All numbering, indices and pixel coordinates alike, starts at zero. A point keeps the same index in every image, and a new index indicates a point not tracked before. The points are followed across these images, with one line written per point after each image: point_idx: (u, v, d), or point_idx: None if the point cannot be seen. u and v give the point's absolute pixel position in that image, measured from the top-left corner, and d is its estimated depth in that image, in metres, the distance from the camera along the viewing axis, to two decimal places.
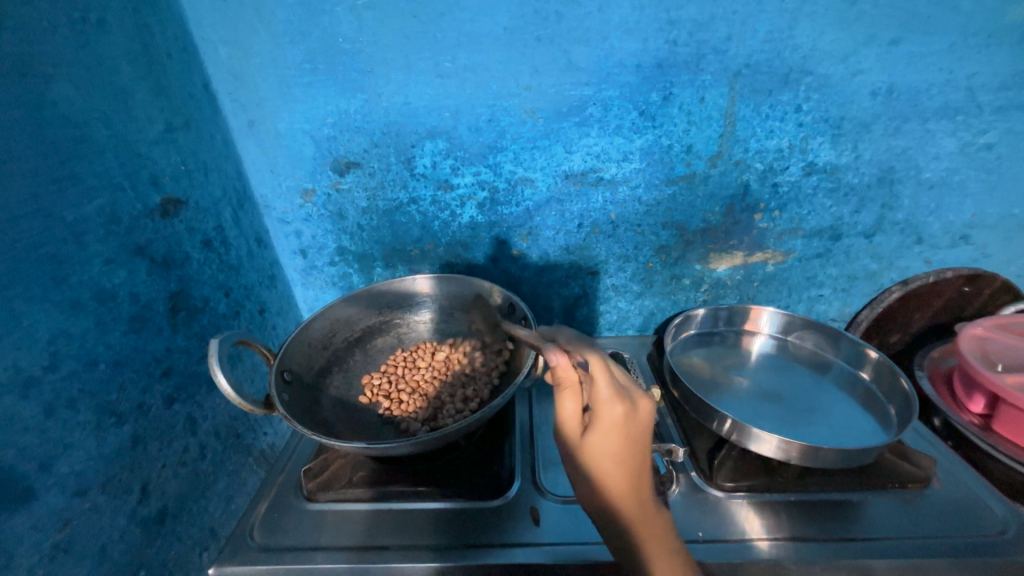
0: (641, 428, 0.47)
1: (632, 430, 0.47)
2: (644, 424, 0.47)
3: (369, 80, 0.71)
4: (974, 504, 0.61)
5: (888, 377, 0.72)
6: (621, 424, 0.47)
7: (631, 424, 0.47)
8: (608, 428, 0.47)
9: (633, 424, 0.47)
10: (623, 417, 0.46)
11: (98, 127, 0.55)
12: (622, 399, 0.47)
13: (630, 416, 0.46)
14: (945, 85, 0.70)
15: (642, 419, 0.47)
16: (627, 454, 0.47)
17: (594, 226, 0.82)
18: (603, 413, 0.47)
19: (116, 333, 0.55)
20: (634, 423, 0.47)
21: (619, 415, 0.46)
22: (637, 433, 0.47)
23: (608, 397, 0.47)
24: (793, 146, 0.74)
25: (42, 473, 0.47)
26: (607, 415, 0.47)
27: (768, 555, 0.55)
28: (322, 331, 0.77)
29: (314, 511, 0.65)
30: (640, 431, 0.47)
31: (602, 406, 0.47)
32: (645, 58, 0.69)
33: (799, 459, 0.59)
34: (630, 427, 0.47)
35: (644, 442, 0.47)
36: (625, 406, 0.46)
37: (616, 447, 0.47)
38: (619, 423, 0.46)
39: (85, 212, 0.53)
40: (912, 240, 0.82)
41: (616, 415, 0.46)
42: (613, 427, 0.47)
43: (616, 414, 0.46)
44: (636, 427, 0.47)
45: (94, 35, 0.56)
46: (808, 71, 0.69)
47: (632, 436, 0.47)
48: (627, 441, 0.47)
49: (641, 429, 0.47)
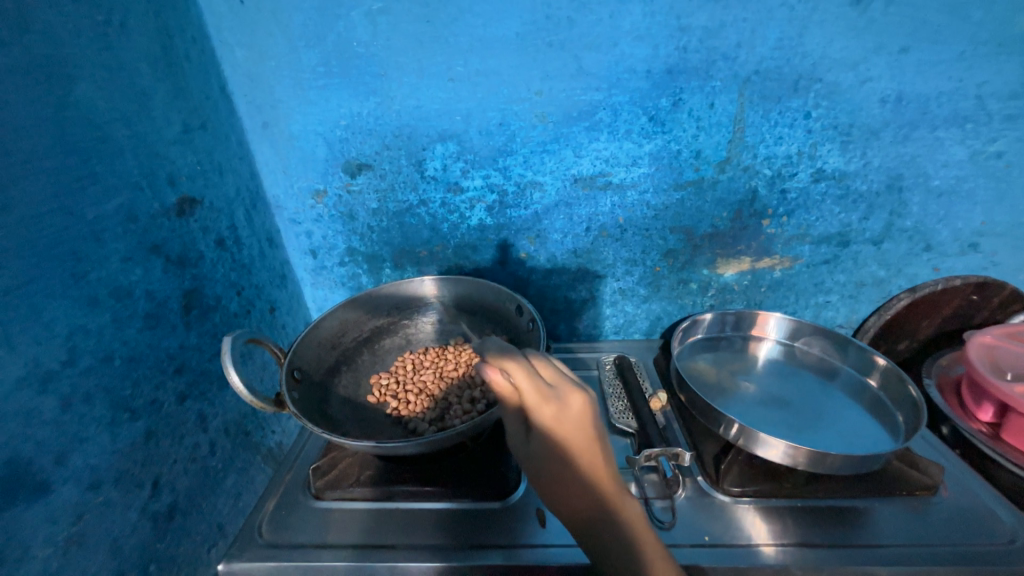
0: (580, 425, 0.44)
1: (567, 429, 0.44)
2: (582, 420, 0.44)
3: (382, 83, 0.72)
4: (983, 513, 0.61)
5: (896, 384, 0.72)
6: (556, 424, 0.43)
7: (564, 423, 0.44)
8: (545, 432, 0.44)
9: (568, 423, 0.44)
10: (556, 418, 0.43)
11: (118, 128, 0.57)
12: (549, 401, 0.43)
13: (562, 415, 0.44)
14: (955, 93, 0.70)
15: (578, 416, 0.44)
16: (573, 454, 0.44)
17: (603, 230, 0.82)
18: (537, 418, 0.44)
19: (132, 330, 0.56)
20: (570, 422, 0.44)
21: (550, 417, 0.43)
22: (578, 431, 0.44)
23: (536, 401, 0.44)
24: (801, 152, 0.74)
25: (59, 466, 0.48)
26: (540, 419, 0.44)
27: (774, 561, 0.55)
28: (332, 331, 0.78)
29: (321, 509, 0.65)
30: (579, 429, 0.44)
31: (535, 410, 0.44)
32: (655, 64, 0.69)
33: (806, 465, 0.59)
34: (566, 425, 0.44)
35: (588, 439, 0.44)
36: (554, 405, 0.43)
37: (558, 450, 0.44)
38: (555, 423, 0.44)
39: (104, 210, 0.54)
40: (920, 247, 0.82)
41: (548, 418, 0.43)
42: (548, 430, 0.44)
43: (549, 416, 0.43)
44: (574, 427, 0.44)
45: (116, 38, 0.57)
46: (818, 78, 0.70)
47: (571, 435, 0.44)
48: (567, 442, 0.44)
49: (579, 426, 0.44)
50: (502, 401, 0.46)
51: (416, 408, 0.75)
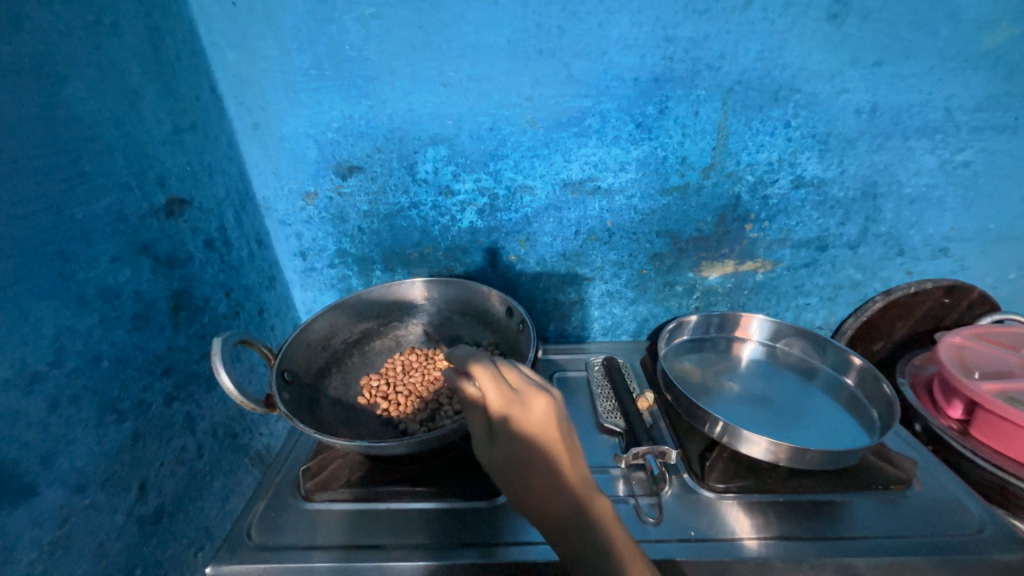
0: (541, 429, 0.46)
1: (530, 433, 0.46)
2: (545, 425, 0.46)
3: (374, 86, 0.73)
4: (953, 505, 0.63)
5: (872, 383, 0.74)
6: (519, 428, 0.46)
7: (526, 426, 0.46)
8: (508, 436, 0.46)
9: (529, 426, 0.46)
10: (518, 422, 0.46)
11: (108, 128, 0.56)
12: (510, 405, 0.46)
13: (524, 419, 0.46)
14: (925, 105, 0.73)
15: (540, 419, 0.46)
16: (537, 458, 0.46)
17: (591, 233, 0.84)
18: (500, 422, 0.46)
19: (120, 331, 0.56)
20: (530, 426, 0.46)
21: (513, 421, 0.46)
22: (541, 433, 0.46)
23: (499, 404, 0.46)
24: (782, 159, 0.77)
25: (44, 469, 0.47)
26: (502, 424, 0.46)
27: (758, 554, 0.57)
28: (322, 332, 0.78)
29: (311, 510, 0.65)
30: (542, 432, 0.46)
31: (498, 416, 0.46)
32: (642, 72, 0.71)
33: (787, 461, 0.61)
34: (528, 429, 0.46)
35: (551, 442, 0.46)
36: (515, 409, 0.46)
37: (523, 454, 0.46)
38: (518, 427, 0.46)
39: (94, 210, 0.53)
40: (894, 252, 0.85)
41: (512, 423, 0.46)
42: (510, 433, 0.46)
43: (512, 421, 0.46)
44: (534, 430, 0.46)
45: (106, 37, 0.57)
46: (797, 89, 0.72)
47: (533, 439, 0.46)
48: (530, 445, 0.46)
49: (542, 431, 0.46)
50: (471, 404, 0.49)
51: (407, 408, 0.76)
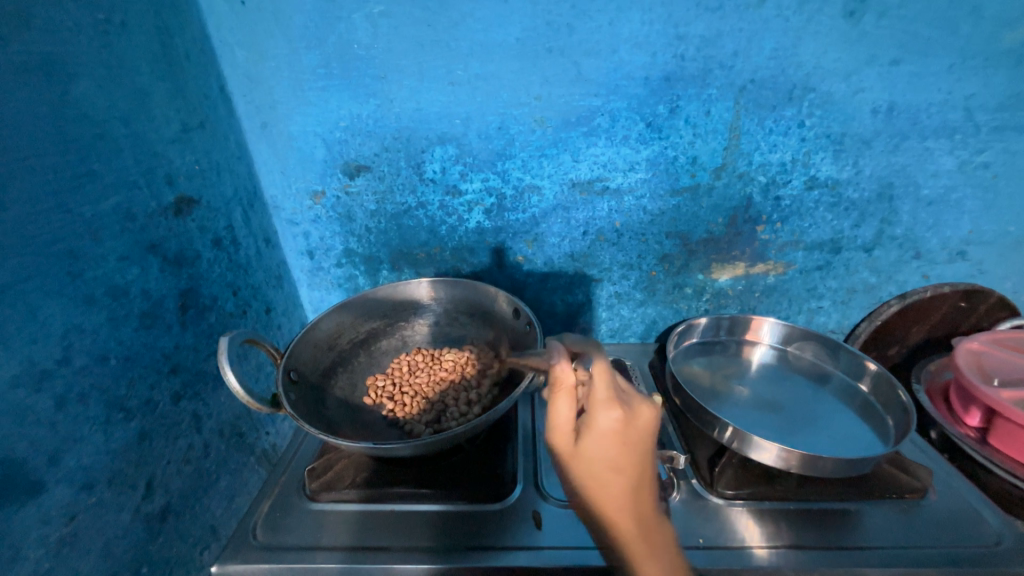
0: (641, 434, 0.48)
1: (629, 435, 0.48)
2: (642, 431, 0.49)
3: (382, 85, 0.72)
4: (970, 516, 0.62)
5: (886, 389, 0.73)
6: (617, 430, 0.48)
7: (628, 427, 0.48)
8: (603, 433, 0.48)
9: (631, 428, 0.48)
10: (620, 422, 0.48)
11: (117, 126, 0.56)
12: (617, 403, 0.49)
13: (626, 420, 0.48)
14: (944, 105, 0.72)
15: (640, 425, 0.49)
16: (625, 459, 0.48)
17: (600, 234, 0.83)
18: (601, 420, 0.48)
19: (127, 329, 0.56)
20: (631, 429, 0.48)
21: (612, 421, 0.48)
22: (635, 439, 0.48)
23: (606, 401, 0.49)
24: (795, 160, 0.76)
25: (51, 467, 0.47)
26: (602, 420, 0.48)
27: (768, 563, 0.56)
28: (329, 332, 0.78)
29: (316, 511, 0.65)
30: (639, 438, 0.49)
31: (597, 411, 0.49)
32: (653, 71, 0.70)
33: (798, 468, 0.60)
34: (626, 432, 0.48)
35: (642, 449, 0.49)
36: (620, 410, 0.48)
37: (612, 454, 0.48)
38: (616, 428, 0.48)
39: (102, 209, 0.53)
40: (910, 254, 0.83)
41: (608, 423, 0.48)
42: (610, 432, 0.48)
43: (612, 419, 0.48)
44: (633, 434, 0.48)
45: (116, 36, 0.57)
46: (811, 87, 0.71)
47: (628, 441, 0.48)
48: (620, 448, 0.48)
49: (640, 436, 0.49)
50: (561, 395, 0.50)
51: (413, 408, 0.76)
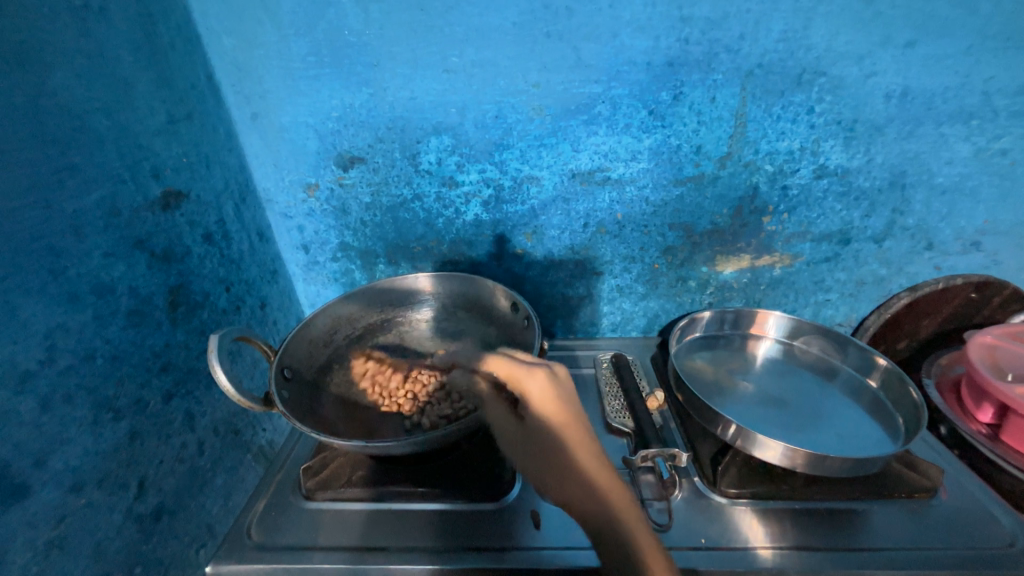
0: (552, 402, 0.51)
1: (554, 395, 0.52)
2: (546, 399, 0.51)
3: (375, 74, 0.70)
4: (982, 516, 0.60)
5: (898, 385, 0.71)
6: (548, 393, 0.52)
7: (552, 393, 0.52)
8: (539, 401, 0.52)
9: (552, 390, 0.52)
10: (547, 385, 0.52)
11: (99, 118, 0.54)
12: (536, 369, 0.54)
13: (551, 381, 0.53)
14: (961, 88, 0.68)
15: (545, 395, 0.52)
16: (563, 418, 0.50)
17: (600, 226, 0.81)
18: (527, 398, 0.52)
19: (114, 328, 0.54)
20: (558, 388, 0.53)
21: (537, 387, 0.52)
22: (565, 395, 0.52)
23: (525, 371, 0.54)
24: (804, 147, 0.73)
25: (38, 469, 0.46)
26: (531, 389, 0.53)
27: (771, 564, 0.55)
28: (323, 328, 0.77)
29: (312, 510, 0.64)
30: (553, 399, 0.51)
31: (524, 380, 0.54)
32: (656, 56, 0.67)
33: (804, 467, 0.58)
34: (556, 391, 0.52)
35: (570, 398, 0.52)
36: (540, 373, 0.53)
37: (554, 417, 0.50)
38: (545, 391, 0.52)
39: (84, 204, 0.52)
40: (922, 245, 0.80)
41: (536, 390, 0.52)
42: (545, 396, 0.52)
43: (540, 386, 0.52)
44: (562, 391, 0.53)
45: (95, 23, 0.55)
46: (821, 72, 0.68)
47: (552, 401, 0.51)
48: (559, 406, 0.51)
49: (552, 404, 0.51)
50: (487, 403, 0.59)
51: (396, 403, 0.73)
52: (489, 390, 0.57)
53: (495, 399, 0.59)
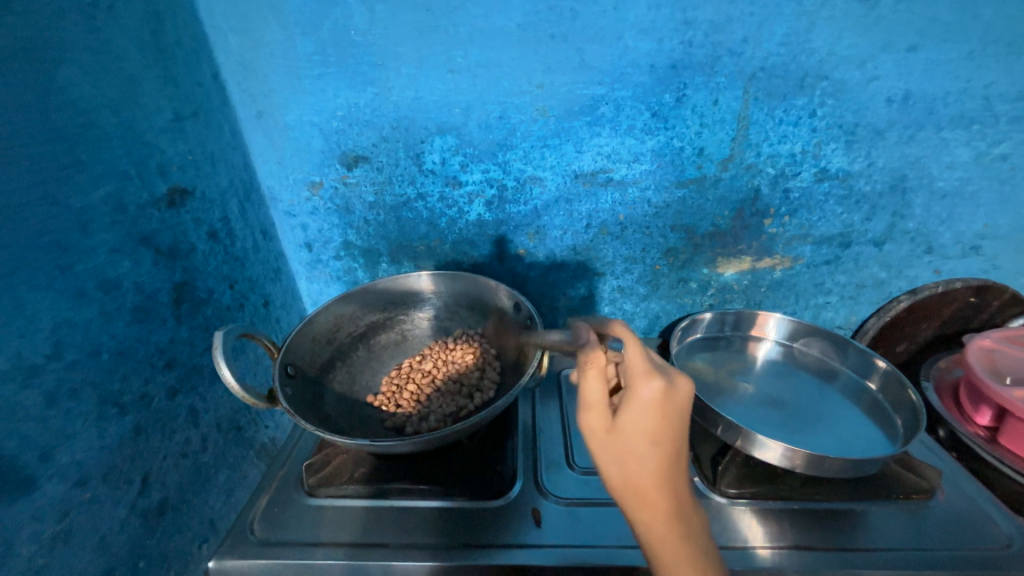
0: (656, 412, 0.43)
1: (669, 408, 0.43)
2: (653, 408, 0.43)
3: (380, 73, 0.70)
4: (980, 518, 0.60)
5: (896, 387, 0.71)
6: (657, 403, 0.43)
7: (665, 403, 0.43)
8: (645, 406, 0.43)
9: (668, 401, 0.43)
10: (660, 397, 0.42)
11: (106, 115, 0.55)
12: (656, 375, 0.43)
13: (668, 395, 0.43)
14: (962, 94, 0.69)
15: (653, 400, 0.43)
16: (662, 435, 0.43)
17: (603, 227, 0.81)
18: (629, 404, 0.43)
19: (119, 323, 0.55)
20: (673, 400, 0.43)
21: (650, 393, 0.43)
22: (676, 413, 0.43)
23: (643, 370, 0.43)
24: (805, 151, 0.73)
25: (44, 462, 0.47)
26: (641, 393, 0.43)
27: (770, 564, 0.55)
28: (327, 326, 0.76)
29: (314, 506, 0.64)
30: (659, 409, 0.43)
31: (636, 380, 0.43)
32: (659, 58, 0.68)
33: (803, 467, 0.59)
34: (668, 406, 0.43)
35: (681, 422, 0.43)
36: (660, 381, 0.43)
37: (656, 427, 0.43)
38: (659, 400, 0.42)
39: (92, 200, 0.52)
40: (922, 249, 0.81)
41: (651, 394, 0.42)
42: (647, 405, 0.43)
43: (654, 392, 0.43)
44: (675, 405, 0.43)
45: (104, 20, 0.55)
46: (824, 76, 0.68)
47: (664, 417, 0.43)
48: (659, 421, 0.43)
49: (660, 415, 0.43)
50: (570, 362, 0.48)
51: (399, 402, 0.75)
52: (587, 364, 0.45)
53: (594, 371, 0.45)
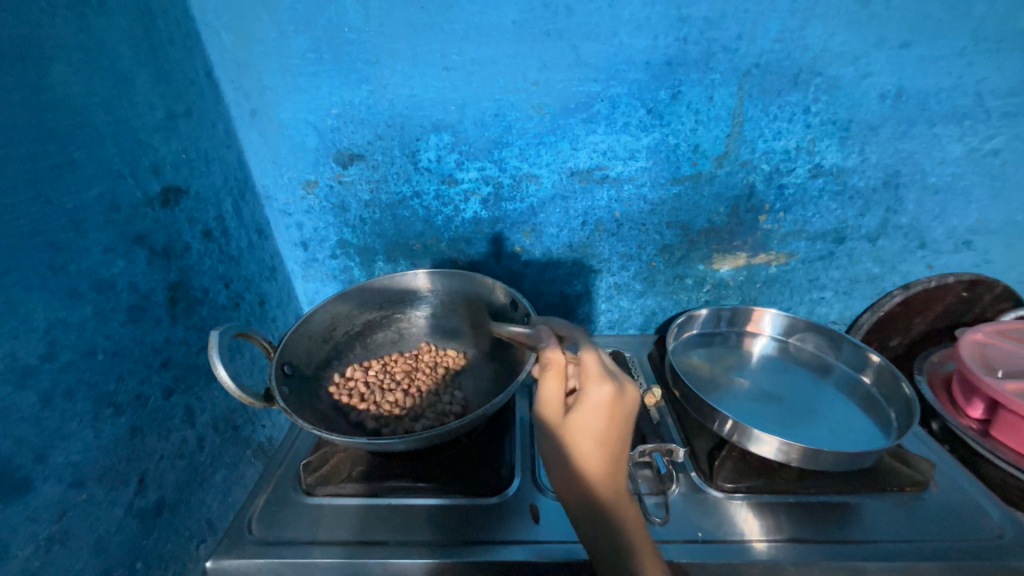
0: (606, 414, 0.47)
1: (616, 411, 0.47)
2: (603, 411, 0.47)
3: (374, 71, 0.70)
4: (972, 509, 0.61)
5: (889, 381, 0.72)
6: (608, 406, 0.47)
7: (614, 407, 0.47)
8: (594, 407, 0.47)
9: (615, 405, 0.47)
10: (610, 400, 0.47)
11: (98, 113, 0.54)
12: (608, 380, 0.47)
13: (617, 398, 0.47)
14: (954, 90, 0.69)
15: (602, 404, 0.47)
16: (611, 434, 0.48)
17: (598, 224, 0.81)
18: (581, 407, 0.47)
19: (115, 323, 0.54)
20: (620, 406, 0.47)
21: (602, 396, 0.47)
22: (623, 416, 0.48)
23: (595, 374, 0.48)
24: (799, 147, 0.74)
25: (39, 463, 0.46)
26: (593, 396, 0.47)
27: (767, 557, 0.55)
28: (322, 326, 0.76)
29: (312, 505, 0.64)
30: (609, 414, 0.47)
31: (590, 383, 0.48)
32: (654, 55, 0.68)
33: (799, 461, 0.59)
34: (617, 408, 0.47)
35: (627, 423, 0.48)
36: (611, 386, 0.47)
37: (602, 427, 0.47)
38: (606, 403, 0.47)
39: (85, 199, 0.52)
40: (915, 244, 0.82)
41: (599, 397, 0.47)
42: (596, 408, 0.47)
43: (603, 396, 0.47)
44: (623, 410, 0.47)
45: (95, 18, 0.55)
46: (818, 72, 0.69)
47: (614, 419, 0.47)
48: (610, 421, 0.47)
49: (607, 418, 0.47)
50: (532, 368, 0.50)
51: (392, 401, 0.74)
52: (547, 366, 0.49)
53: (552, 374, 0.49)
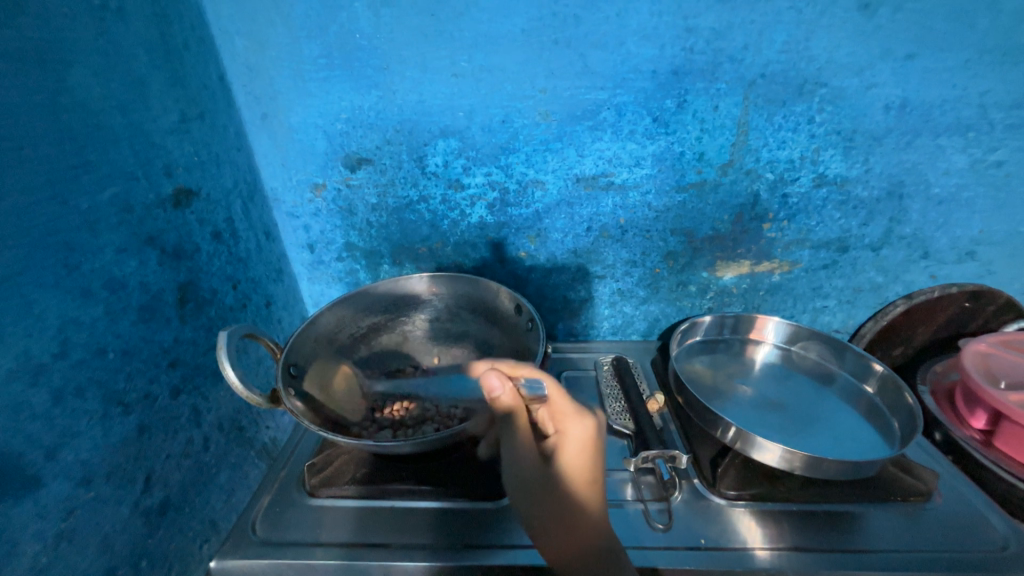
0: (586, 448, 0.53)
1: (592, 444, 0.53)
2: (584, 445, 0.53)
3: (384, 77, 0.71)
4: (976, 520, 0.61)
5: (893, 390, 0.72)
6: (587, 441, 0.53)
7: (590, 443, 0.53)
8: (574, 442, 0.53)
9: (591, 439, 0.53)
10: (589, 433, 0.54)
11: (114, 116, 0.55)
12: (583, 416, 0.55)
13: (594, 429, 0.54)
14: (958, 102, 0.70)
15: (581, 438, 0.53)
16: (593, 472, 0.52)
17: (603, 230, 0.82)
18: (563, 444, 0.53)
19: (125, 323, 0.55)
20: (596, 436, 0.54)
21: (581, 430, 0.54)
22: (598, 448, 0.54)
23: (570, 413, 0.55)
24: (804, 157, 0.74)
25: (49, 461, 0.47)
26: (574, 432, 0.54)
27: (770, 565, 0.55)
28: (329, 326, 0.76)
29: (315, 506, 0.64)
30: (587, 447, 0.53)
31: (568, 422, 0.55)
32: (661, 64, 0.69)
33: (802, 469, 0.59)
34: (594, 443, 0.54)
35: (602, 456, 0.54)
36: (588, 422, 0.55)
37: (588, 464, 0.52)
38: (585, 437, 0.54)
39: (99, 200, 0.53)
40: (918, 254, 0.82)
41: (578, 435, 0.54)
42: (578, 445, 0.53)
43: (583, 430, 0.54)
44: (597, 441, 0.54)
45: (113, 22, 0.56)
46: (823, 83, 0.69)
47: (596, 451, 0.54)
48: (589, 457, 0.52)
49: (587, 452, 0.53)
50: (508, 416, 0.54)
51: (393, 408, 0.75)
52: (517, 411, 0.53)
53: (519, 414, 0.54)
